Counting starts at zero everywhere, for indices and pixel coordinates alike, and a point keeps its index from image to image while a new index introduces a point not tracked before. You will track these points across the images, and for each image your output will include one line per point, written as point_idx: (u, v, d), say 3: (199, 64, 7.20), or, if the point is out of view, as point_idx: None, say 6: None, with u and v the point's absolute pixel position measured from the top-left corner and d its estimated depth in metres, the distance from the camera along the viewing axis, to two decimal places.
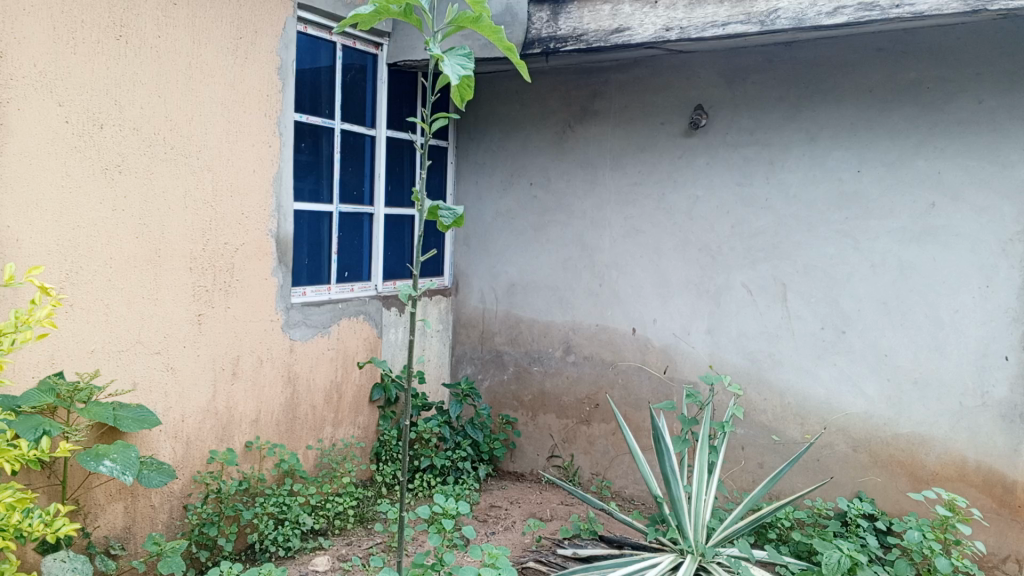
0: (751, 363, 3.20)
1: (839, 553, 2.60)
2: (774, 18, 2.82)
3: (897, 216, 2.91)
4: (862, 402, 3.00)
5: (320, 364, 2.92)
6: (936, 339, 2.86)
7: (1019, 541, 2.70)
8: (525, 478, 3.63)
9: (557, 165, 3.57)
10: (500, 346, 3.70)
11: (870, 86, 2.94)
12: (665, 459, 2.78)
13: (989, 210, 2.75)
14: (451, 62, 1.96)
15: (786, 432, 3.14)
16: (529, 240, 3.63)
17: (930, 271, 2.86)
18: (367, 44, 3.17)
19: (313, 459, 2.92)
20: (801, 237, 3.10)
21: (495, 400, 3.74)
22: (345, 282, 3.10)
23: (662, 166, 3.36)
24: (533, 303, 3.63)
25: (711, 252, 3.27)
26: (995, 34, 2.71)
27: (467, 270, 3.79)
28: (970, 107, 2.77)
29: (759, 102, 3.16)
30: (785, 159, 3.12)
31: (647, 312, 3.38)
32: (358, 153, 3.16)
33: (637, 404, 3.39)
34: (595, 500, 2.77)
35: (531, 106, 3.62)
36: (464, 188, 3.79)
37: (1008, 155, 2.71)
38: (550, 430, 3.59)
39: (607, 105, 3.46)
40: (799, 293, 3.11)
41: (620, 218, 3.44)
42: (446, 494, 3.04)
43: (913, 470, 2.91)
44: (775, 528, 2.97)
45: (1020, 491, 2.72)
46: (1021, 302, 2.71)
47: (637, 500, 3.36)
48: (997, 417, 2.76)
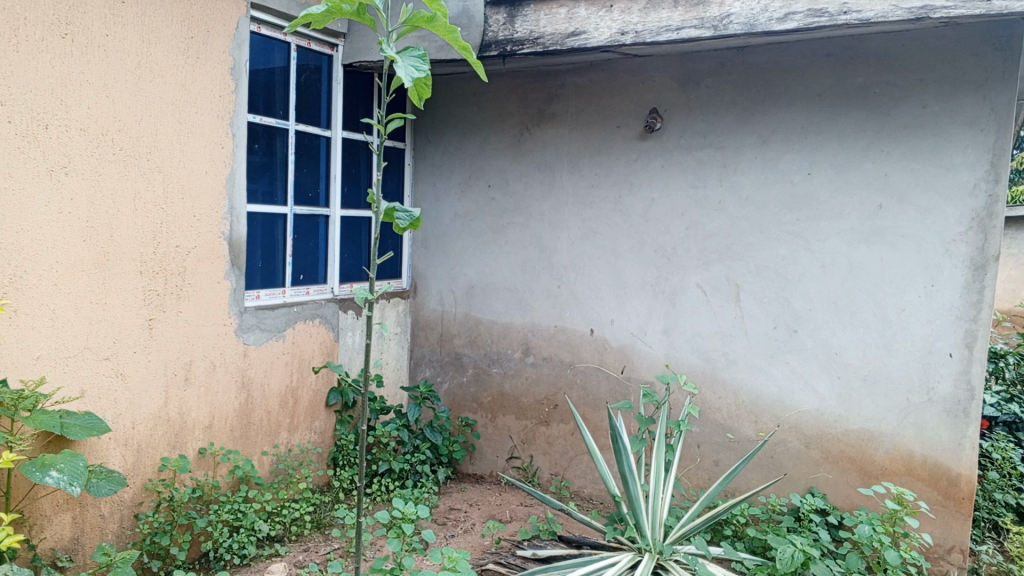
0: (705, 362, 3.19)
1: (793, 547, 2.43)
2: (727, 23, 2.67)
3: (846, 218, 2.90)
4: (813, 400, 3.00)
5: (276, 370, 3.04)
6: (884, 337, 2.86)
7: (961, 531, 2.79)
8: (484, 480, 3.69)
9: (514, 169, 3.56)
10: (459, 348, 3.74)
11: (819, 90, 2.92)
12: (623, 456, 2.62)
13: (934, 211, 2.76)
14: (406, 64, 1.93)
15: (740, 430, 3.14)
16: (489, 243, 3.65)
17: (878, 271, 2.86)
18: (322, 45, 3.24)
19: (268, 464, 3.04)
20: (753, 238, 3.07)
21: (454, 402, 3.78)
22: (300, 284, 3.21)
23: (618, 169, 3.33)
24: (491, 305, 3.67)
25: (666, 252, 3.24)
26: (936, 40, 2.71)
27: (425, 272, 3.81)
28: (914, 111, 2.77)
29: (712, 106, 3.12)
30: (737, 162, 3.08)
31: (605, 313, 3.39)
32: (312, 155, 3.24)
33: (595, 404, 3.44)
34: (553, 499, 2.63)
35: (488, 109, 3.61)
36: (422, 188, 3.80)
37: (951, 158, 2.72)
38: (510, 431, 3.64)
39: (565, 108, 3.43)
40: (751, 293, 3.09)
41: (577, 220, 3.43)
42: (405, 498, 3.14)
43: (863, 466, 2.92)
44: (730, 524, 2.88)
45: (964, 484, 2.77)
46: (965, 301, 2.73)
47: (597, 499, 3.43)
48: (943, 412, 2.79)
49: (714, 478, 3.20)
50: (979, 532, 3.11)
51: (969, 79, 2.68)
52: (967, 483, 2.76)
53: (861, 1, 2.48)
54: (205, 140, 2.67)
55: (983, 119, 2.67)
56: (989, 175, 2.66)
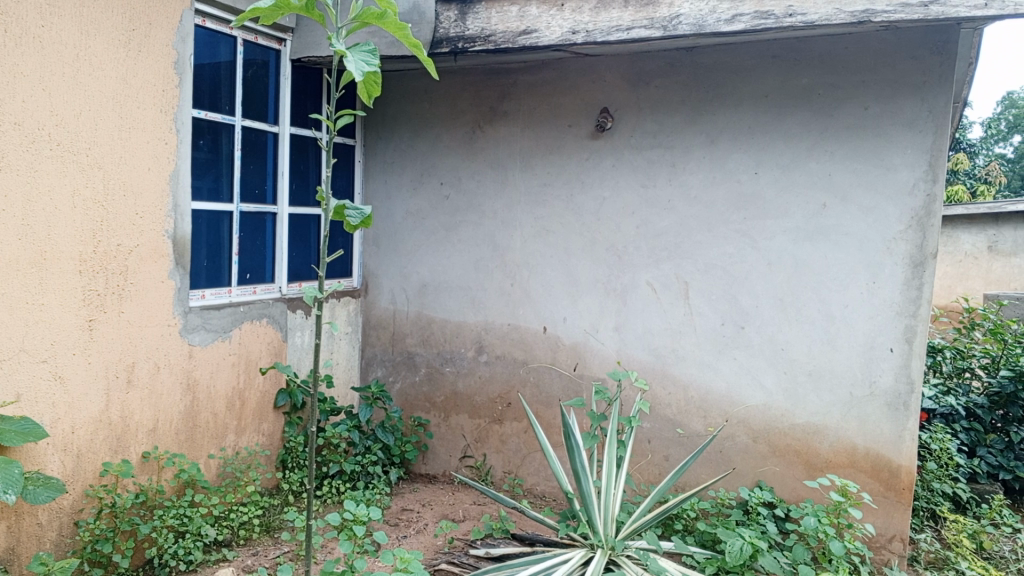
0: (656, 359, 3.22)
1: (742, 540, 2.48)
2: (676, 23, 2.70)
3: (792, 216, 2.96)
4: (760, 395, 3.05)
5: (222, 371, 2.97)
6: (828, 333, 2.93)
7: (902, 521, 2.87)
8: (437, 479, 3.67)
9: (466, 167, 3.55)
10: (411, 348, 3.71)
11: (766, 90, 2.97)
12: (576, 453, 2.63)
13: (875, 210, 2.83)
14: (356, 58, 1.91)
15: (690, 425, 3.18)
16: (441, 241, 3.62)
17: (822, 268, 2.92)
18: (270, 39, 3.17)
19: (215, 468, 2.97)
20: (701, 237, 3.11)
21: (406, 402, 3.75)
22: (246, 283, 3.15)
23: (569, 168, 3.34)
24: (444, 303, 3.65)
25: (617, 250, 3.27)
26: (878, 44, 2.79)
27: (376, 271, 3.77)
28: (857, 113, 2.84)
29: (662, 106, 3.15)
30: (686, 162, 3.12)
31: (557, 311, 3.40)
32: (259, 151, 3.18)
33: (548, 401, 3.45)
34: (506, 498, 2.61)
35: (439, 106, 3.58)
36: (373, 186, 3.75)
37: (892, 158, 2.80)
38: (463, 430, 3.63)
39: (516, 107, 3.42)
40: (700, 290, 3.13)
41: (530, 218, 3.43)
42: (356, 500, 3.10)
43: (808, 459, 2.99)
44: (680, 519, 2.91)
45: (904, 475, 2.86)
46: (905, 297, 2.81)
47: (550, 496, 3.45)
48: (884, 405, 2.86)
49: (665, 473, 3.24)
50: (919, 521, 3.22)
51: (908, 81, 2.76)
52: (908, 474, 2.85)
53: (806, 4, 2.53)
54: (147, 135, 2.60)
55: (921, 120, 2.75)
56: (928, 175, 2.74)
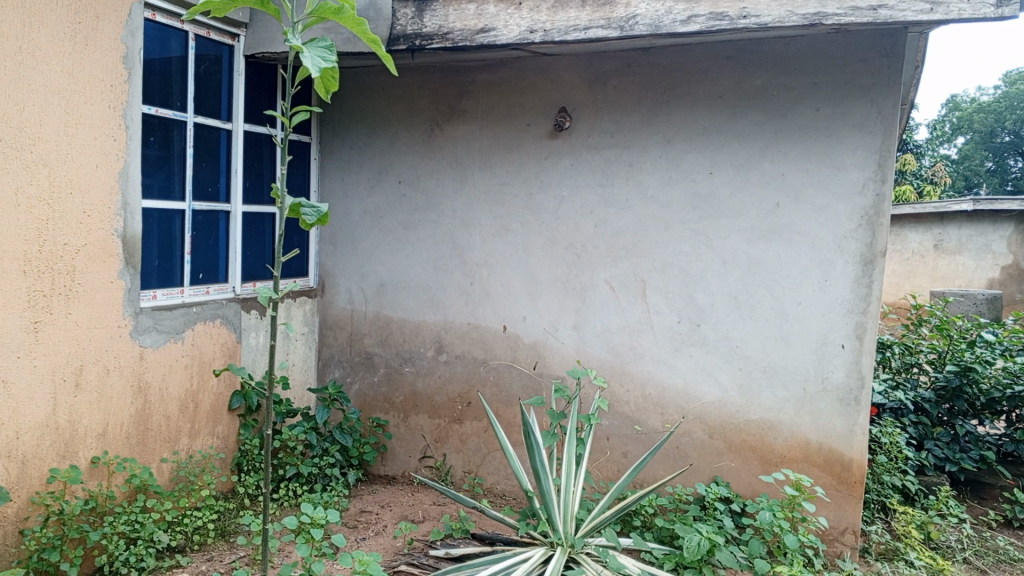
0: (615, 357, 3.24)
1: (699, 536, 2.50)
2: (633, 24, 2.72)
3: (747, 216, 3.01)
4: (716, 391, 3.09)
5: (174, 374, 2.91)
6: (782, 329, 2.98)
7: (853, 514, 2.94)
8: (396, 480, 3.64)
9: (425, 165, 3.52)
10: (370, 348, 3.67)
11: (721, 91, 3.01)
12: (536, 452, 2.62)
13: (827, 210, 2.89)
14: (313, 55, 1.89)
15: (648, 422, 3.21)
16: (399, 240, 3.59)
17: (776, 266, 2.98)
18: (223, 35, 3.11)
19: (168, 472, 2.91)
20: (658, 236, 3.14)
21: (365, 403, 3.71)
22: (199, 283, 3.08)
23: (528, 167, 3.34)
24: (402, 303, 3.62)
25: (576, 249, 3.28)
26: (829, 46, 2.84)
27: (333, 270, 3.72)
28: (809, 114, 2.89)
29: (619, 106, 3.17)
30: (643, 162, 3.14)
31: (517, 310, 3.40)
32: (212, 148, 3.12)
33: (507, 400, 3.45)
34: (466, 497, 2.59)
35: (397, 104, 3.55)
36: (329, 184, 3.70)
37: (843, 159, 2.86)
38: (422, 430, 3.61)
39: (475, 105, 3.41)
40: (657, 289, 3.16)
41: (489, 217, 3.42)
42: (314, 502, 3.06)
43: (764, 454, 3.04)
44: (639, 515, 2.93)
45: (856, 469, 2.92)
46: (855, 294, 2.87)
47: (510, 495, 3.45)
48: (836, 400, 2.93)
49: (624, 470, 3.26)
50: (870, 513, 3.29)
51: (858, 83, 2.82)
52: (859, 467, 2.91)
53: (760, 6, 2.57)
54: (95, 132, 2.52)
55: (870, 122, 2.81)
56: (877, 175, 2.81)
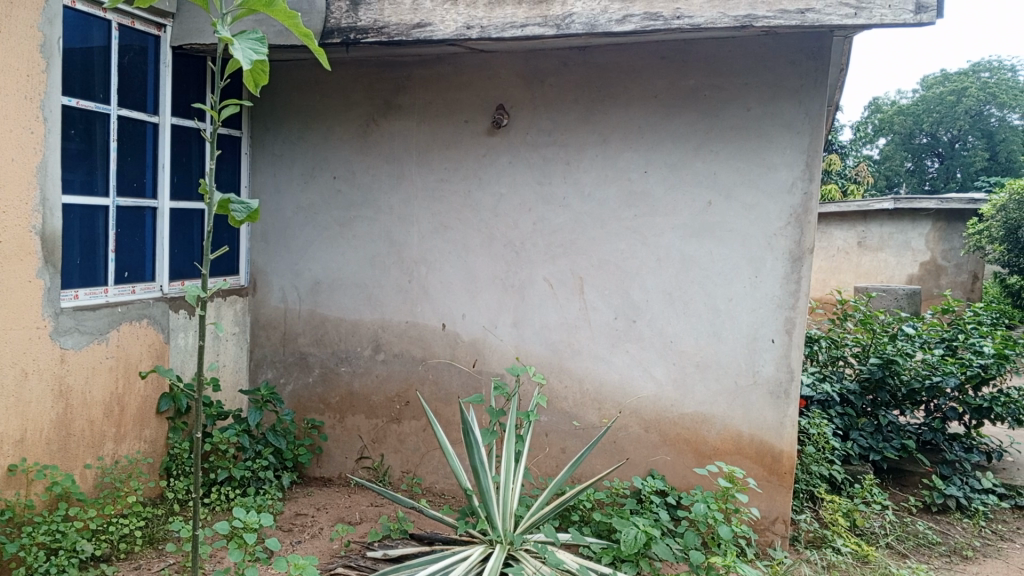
0: (553, 354, 3.26)
1: (636, 528, 2.53)
2: (569, 22, 2.73)
3: (680, 214, 3.06)
4: (651, 385, 3.14)
5: (98, 376, 2.79)
6: (714, 325, 3.05)
7: (783, 503, 3.03)
8: (332, 482, 3.58)
9: (361, 161, 3.47)
10: (304, 348, 3.59)
11: (655, 91, 3.05)
12: (475, 450, 2.60)
13: (757, 208, 2.96)
14: (243, 47, 1.84)
15: (586, 417, 3.24)
16: (334, 237, 3.53)
17: (708, 263, 3.04)
18: (148, 25, 3.00)
19: (92, 478, 2.79)
20: (595, 233, 3.17)
21: (299, 404, 3.63)
22: (124, 282, 2.96)
23: (466, 164, 3.32)
24: (338, 301, 3.55)
25: (515, 246, 3.28)
26: (759, 49, 2.91)
27: (265, 268, 3.62)
28: (740, 114, 2.96)
29: (556, 104, 3.18)
30: (580, 160, 3.17)
31: (456, 307, 3.38)
32: (137, 142, 3.00)
33: (446, 398, 3.43)
34: (404, 497, 2.55)
35: (331, 98, 3.48)
36: (261, 179, 3.60)
37: (772, 158, 2.94)
38: (359, 431, 3.55)
39: (411, 100, 3.38)
40: (595, 286, 3.19)
41: (426, 214, 3.39)
42: (247, 506, 2.98)
43: (697, 446, 3.10)
44: (577, 510, 2.95)
45: (786, 459, 3.01)
46: (784, 290, 2.95)
47: (448, 494, 3.44)
48: (767, 393, 3.00)
49: (562, 465, 3.28)
50: (799, 502, 3.38)
51: (786, 85, 2.89)
52: (789, 458, 3.00)
53: (693, 7, 2.61)
54: (9, 123, 2.40)
55: (798, 122, 2.90)
56: (804, 174, 2.90)
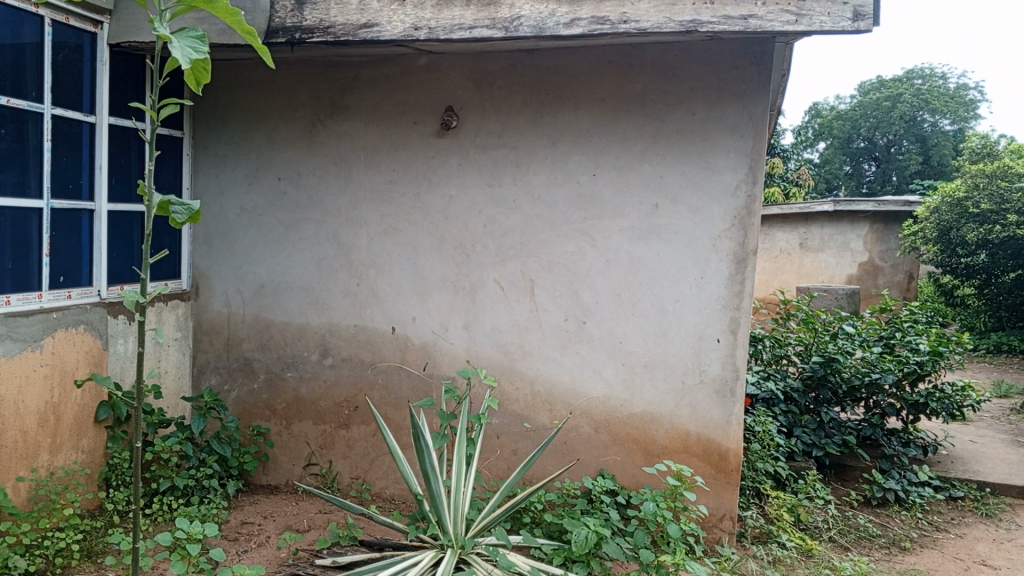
0: (504, 356, 3.26)
1: (587, 529, 2.53)
2: (517, 25, 2.73)
3: (628, 217, 3.09)
4: (601, 386, 3.16)
5: (31, 386, 2.69)
6: (662, 325, 3.09)
7: (730, 500, 3.09)
8: (279, 490, 3.51)
9: (307, 163, 3.41)
10: (249, 353, 3.52)
11: (602, 95, 3.07)
12: (425, 454, 2.55)
13: (702, 210, 3.01)
14: (182, 45, 1.80)
15: (537, 419, 3.24)
16: (279, 240, 3.46)
17: (655, 265, 3.08)
18: (84, 21, 2.90)
19: (26, 492, 2.68)
20: (545, 236, 3.18)
21: (244, 410, 3.55)
22: (59, 287, 2.85)
23: (414, 166, 3.30)
24: (283, 305, 3.48)
25: (465, 249, 3.27)
26: (703, 53, 2.96)
27: (208, 272, 3.53)
28: (686, 118, 3.00)
29: (505, 107, 3.18)
30: (529, 162, 3.17)
31: (405, 310, 3.35)
32: (73, 142, 2.90)
33: (396, 403, 3.40)
34: (353, 504, 2.52)
35: (276, 98, 3.41)
36: (203, 180, 3.50)
37: (717, 161, 2.99)
38: (306, 437, 3.49)
39: (358, 101, 3.34)
40: (545, 288, 3.19)
41: (375, 216, 3.35)
42: (191, 516, 2.90)
43: (646, 445, 3.14)
44: (529, 511, 2.95)
45: (732, 457, 3.07)
46: (729, 290, 3.01)
47: (399, 499, 3.42)
48: (713, 392, 3.06)
49: (513, 467, 3.28)
50: (745, 499, 3.44)
51: (730, 89, 2.95)
52: (735, 455, 3.06)
53: (639, 12, 2.65)
54: None
55: (742, 126, 2.95)
56: (748, 177, 2.96)
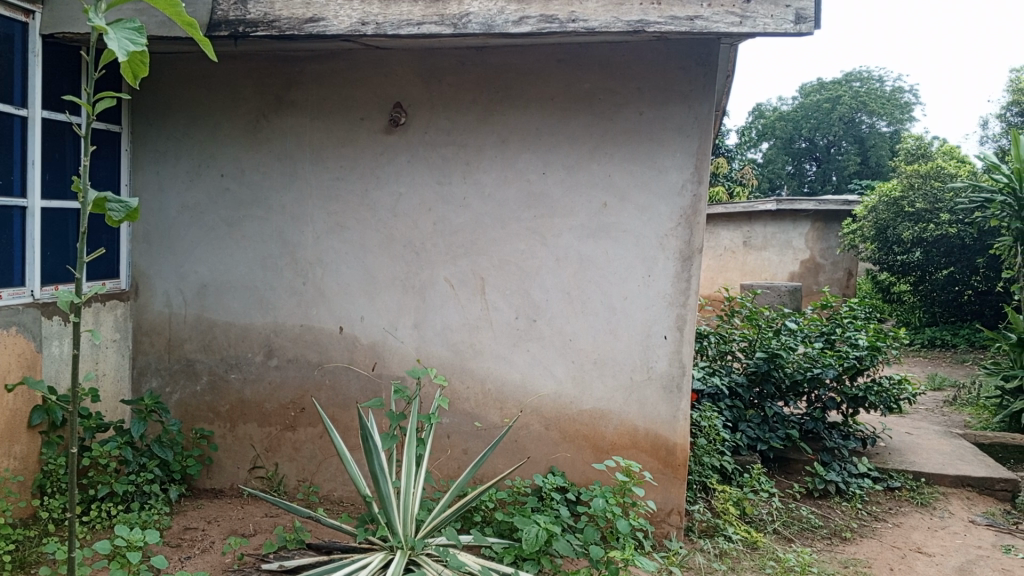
0: (454, 355, 3.24)
1: (537, 527, 2.53)
2: (465, 22, 2.72)
3: (577, 215, 3.11)
4: (551, 384, 3.17)
5: None
6: (610, 322, 3.11)
7: (678, 495, 3.13)
8: (224, 494, 3.43)
9: (251, 159, 3.34)
10: (191, 354, 3.43)
11: (551, 93, 3.08)
12: (373, 456, 2.50)
13: (649, 210, 3.05)
14: (118, 36, 1.75)
15: (487, 417, 3.23)
16: (222, 238, 3.38)
17: (605, 264, 3.10)
18: (14, 10, 2.79)
19: None
20: (495, 234, 3.18)
21: (186, 413, 3.46)
22: None
23: (362, 163, 3.26)
24: (227, 304, 3.40)
25: (415, 247, 3.24)
26: (651, 54, 2.99)
27: (147, 271, 3.43)
28: (633, 118, 3.03)
29: (454, 104, 3.16)
30: (479, 160, 3.16)
31: (353, 309, 3.31)
32: (3, 136, 2.78)
33: (344, 403, 3.35)
34: (300, 507, 2.47)
35: (219, 93, 3.33)
36: (142, 176, 3.40)
37: (663, 161, 3.03)
38: (251, 440, 3.42)
39: (304, 96, 3.28)
40: (495, 286, 3.19)
41: (321, 214, 3.30)
42: (131, 523, 2.82)
43: (595, 442, 3.16)
44: (479, 511, 2.95)
45: (679, 452, 3.11)
46: (676, 288, 3.06)
47: (347, 501, 3.37)
48: (661, 388, 3.10)
49: (464, 467, 3.27)
50: (693, 493, 3.49)
51: (677, 90, 2.99)
52: (682, 450, 3.10)
53: (587, 11, 2.66)
54: None
55: (687, 127, 3.00)
56: (694, 177, 3.01)
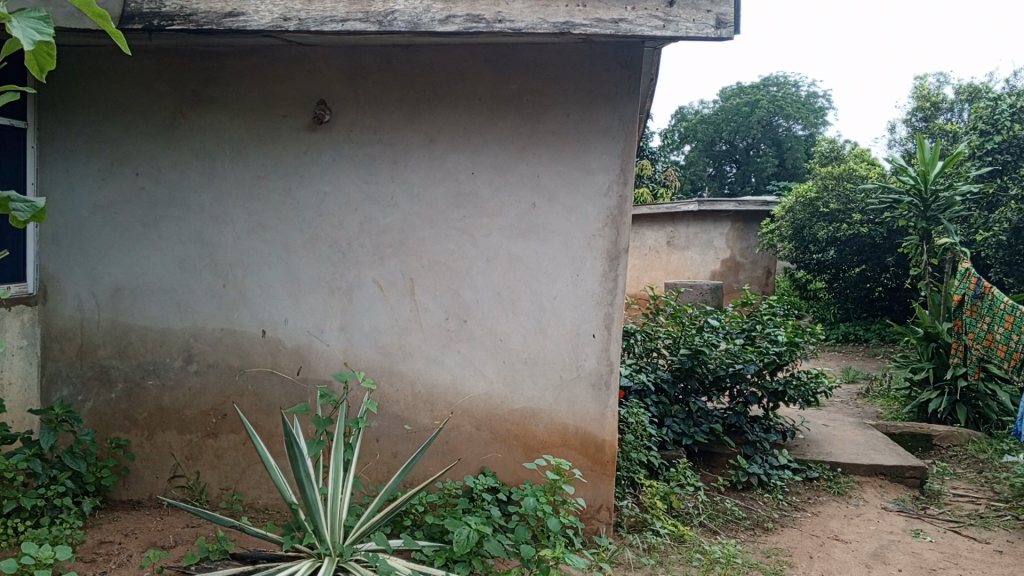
0: (383, 357, 3.20)
1: (468, 528, 2.52)
2: (391, 19, 2.68)
3: (506, 216, 3.11)
4: (482, 384, 3.17)
5: None
6: (540, 322, 3.13)
7: (607, 491, 3.17)
8: (142, 505, 3.31)
9: (168, 157, 3.22)
10: (105, 361, 3.28)
11: (479, 93, 3.08)
12: (299, 462, 2.42)
13: (577, 210, 3.08)
14: (23, 26, 1.66)
15: (417, 420, 3.21)
16: (137, 239, 3.25)
17: (534, 263, 3.12)
18: None
19: None
20: (423, 235, 3.15)
21: (100, 422, 3.30)
22: None
23: (286, 161, 3.18)
24: (143, 308, 3.27)
25: (341, 248, 3.19)
26: (577, 55, 3.02)
27: (56, 274, 3.26)
28: (560, 119, 3.06)
29: (380, 102, 3.12)
30: (406, 160, 3.13)
31: (278, 312, 3.23)
32: None
33: (269, 409, 3.27)
34: (223, 517, 2.38)
35: (133, 88, 3.20)
36: (50, 175, 3.24)
37: (590, 162, 3.06)
38: (171, 448, 3.30)
39: (224, 92, 3.18)
40: (425, 287, 3.17)
41: (243, 214, 3.21)
42: (40, 539, 2.67)
43: (526, 442, 3.17)
44: (409, 514, 2.91)
45: (608, 449, 3.16)
46: (603, 287, 3.10)
47: (272, 509, 3.29)
48: (590, 386, 3.13)
49: (393, 471, 3.23)
50: (622, 489, 3.54)
51: (603, 92, 3.03)
52: (610, 447, 3.15)
53: (514, 12, 2.67)
54: None
55: (613, 129, 3.04)
56: (619, 178, 3.05)
